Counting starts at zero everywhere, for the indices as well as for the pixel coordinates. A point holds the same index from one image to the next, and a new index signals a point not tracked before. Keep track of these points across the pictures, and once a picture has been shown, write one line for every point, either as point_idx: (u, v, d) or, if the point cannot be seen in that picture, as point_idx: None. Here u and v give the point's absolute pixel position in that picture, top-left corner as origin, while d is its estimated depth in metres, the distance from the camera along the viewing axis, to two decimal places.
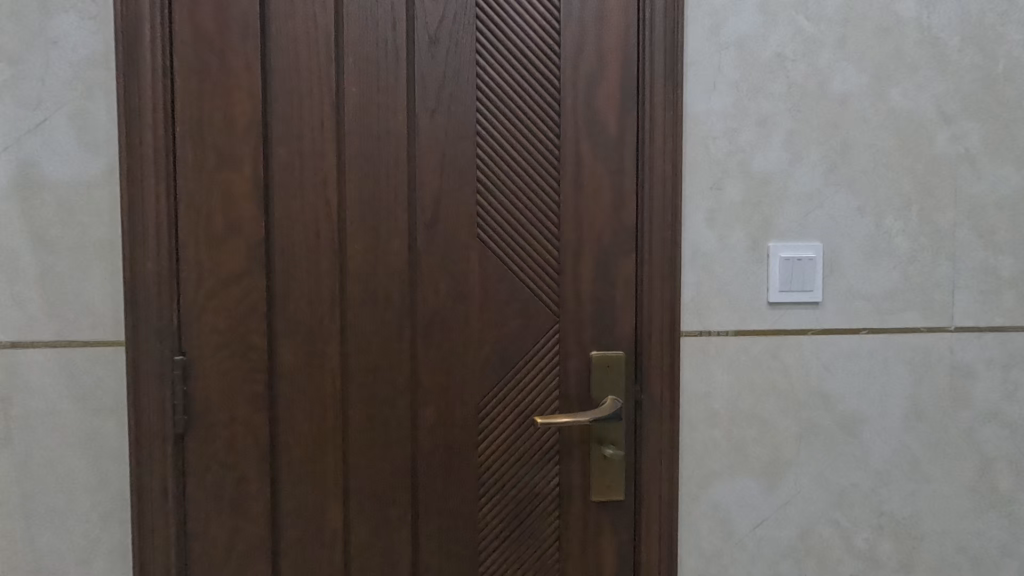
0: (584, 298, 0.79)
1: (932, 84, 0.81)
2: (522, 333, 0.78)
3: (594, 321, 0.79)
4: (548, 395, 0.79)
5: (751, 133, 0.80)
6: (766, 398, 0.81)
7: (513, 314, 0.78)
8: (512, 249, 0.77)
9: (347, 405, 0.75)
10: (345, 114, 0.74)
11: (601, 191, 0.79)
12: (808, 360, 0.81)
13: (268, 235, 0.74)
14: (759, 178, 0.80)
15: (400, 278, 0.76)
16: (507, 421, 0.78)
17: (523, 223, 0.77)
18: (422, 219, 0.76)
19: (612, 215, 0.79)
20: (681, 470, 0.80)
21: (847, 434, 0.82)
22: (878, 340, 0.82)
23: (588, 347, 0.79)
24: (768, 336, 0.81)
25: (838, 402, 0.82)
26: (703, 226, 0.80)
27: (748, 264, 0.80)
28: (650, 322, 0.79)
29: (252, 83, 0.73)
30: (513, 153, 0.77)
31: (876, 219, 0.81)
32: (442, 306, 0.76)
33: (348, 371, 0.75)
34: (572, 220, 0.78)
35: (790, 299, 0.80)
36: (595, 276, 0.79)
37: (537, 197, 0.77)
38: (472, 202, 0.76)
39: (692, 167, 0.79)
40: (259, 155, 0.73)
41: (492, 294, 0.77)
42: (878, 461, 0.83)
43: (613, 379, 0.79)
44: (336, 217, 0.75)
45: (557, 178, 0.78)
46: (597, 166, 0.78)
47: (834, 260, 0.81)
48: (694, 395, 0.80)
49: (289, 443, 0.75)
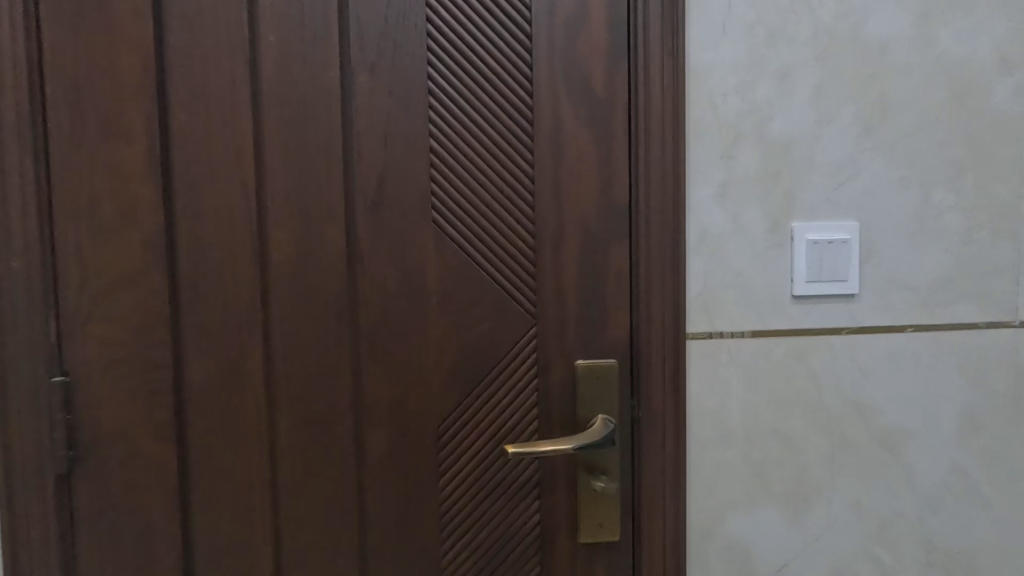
0: (566, 294, 0.64)
1: (989, 26, 0.66)
2: (492, 339, 0.63)
3: (580, 323, 0.65)
4: (525, 414, 0.64)
5: (770, 88, 0.65)
6: (791, 412, 0.67)
7: (480, 317, 0.63)
8: (477, 237, 0.63)
9: (275, 433, 0.61)
10: (263, 70, 0.59)
11: (585, 163, 0.64)
12: (842, 365, 0.67)
13: (169, 224, 0.59)
14: (779, 144, 0.65)
15: (339, 275, 0.61)
16: (475, 448, 0.63)
17: (490, 204, 0.63)
18: (364, 200, 0.61)
19: (600, 191, 0.64)
20: (689, 501, 0.66)
21: (890, 453, 0.68)
22: (926, 339, 0.68)
23: (573, 355, 0.65)
24: (792, 336, 0.66)
25: (878, 414, 0.67)
26: (711, 203, 0.65)
27: (768, 250, 0.66)
28: (648, 324, 0.65)
29: (145, 33, 0.58)
30: (476, 117, 0.62)
31: (924, 191, 0.66)
32: (391, 309, 0.62)
33: (276, 391, 0.61)
34: (550, 199, 0.63)
35: (820, 291, 0.66)
36: (580, 267, 0.64)
37: (506, 171, 0.63)
38: (426, 180, 0.62)
39: (697, 131, 0.64)
40: (157, 124, 0.58)
41: (453, 293, 0.63)
42: (927, 484, 0.68)
43: (604, 393, 0.65)
44: (255, 202, 0.60)
45: (531, 149, 0.63)
46: (580, 132, 0.64)
47: (872, 243, 0.66)
48: (703, 411, 0.66)
49: (203, 481, 0.60)
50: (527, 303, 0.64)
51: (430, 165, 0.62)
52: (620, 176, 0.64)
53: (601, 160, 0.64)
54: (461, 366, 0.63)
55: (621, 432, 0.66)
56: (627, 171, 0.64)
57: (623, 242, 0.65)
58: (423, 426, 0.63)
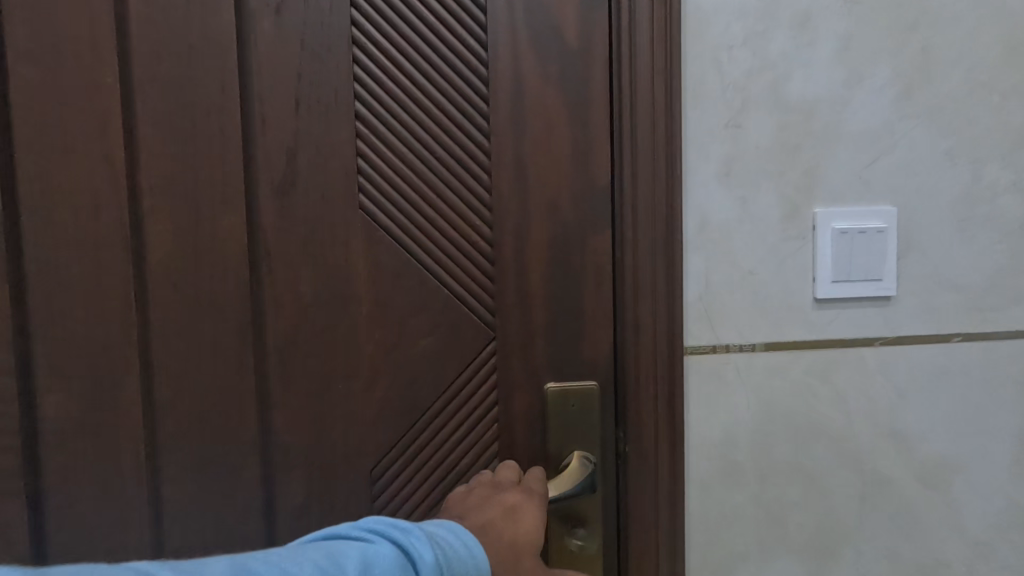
0: (532, 299, 0.51)
1: None
2: (440, 358, 0.50)
3: (551, 335, 0.52)
4: (484, 450, 0.51)
5: (785, 40, 0.52)
6: (812, 443, 0.54)
7: (425, 330, 0.50)
8: (417, 227, 0.49)
9: (160, 481, 0.48)
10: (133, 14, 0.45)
11: (555, 134, 0.51)
12: (873, 384, 0.54)
13: (10, 214, 0.45)
14: (797, 111, 0.52)
15: (239, 278, 0.48)
16: (422, 495, 0.51)
17: (435, 187, 0.49)
18: (270, 182, 0.48)
19: (574, 169, 0.51)
20: (688, 553, 0.54)
21: (933, 491, 0.55)
22: (977, 350, 0.55)
23: (542, 375, 0.52)
24: (814, 349, 0.54)
25: (918, 443, 0.55)
26: (713, 184, 0.52)
27: (785, 243, 0.53)
28: (635, 335, 0.52)
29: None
30: (414, 75, 0.48)
31: (974, 168, 0.54)
32: (310, 321, 0.49)
33: (163, 428, 0.48)
34: (511, 179, 0.50)
35: (849, 293, 0.53)
36: (550, 266, 0.51)
37: (455, 145, 0.49)
38: (352, 155, 0.48)
39: (695, 94, 0.51)
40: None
41: (391, 299, 0.49)
42: (977, 527, 0.56)
43: (580, 424, 0.52)
44: (129, 186, 0.46)
45: (486, 116, 0.50)
46: (547, 95, 0.50)
47: (912, 233, 0.53)
48: (704, 442, 0.53)
49: (65, 547, 0.47)
50: (484, 312, 0.51)
51: (357, 136, 0.48)
52: (600, 151, 0.51)
53: (575, 131, 0.51)
54: (401, 392, 0.50)
55: (603, 471, 0.53)
56: (608, 145, 0.51)
57: (603, 233, 0.52)
58: (354, 469, 0.50)
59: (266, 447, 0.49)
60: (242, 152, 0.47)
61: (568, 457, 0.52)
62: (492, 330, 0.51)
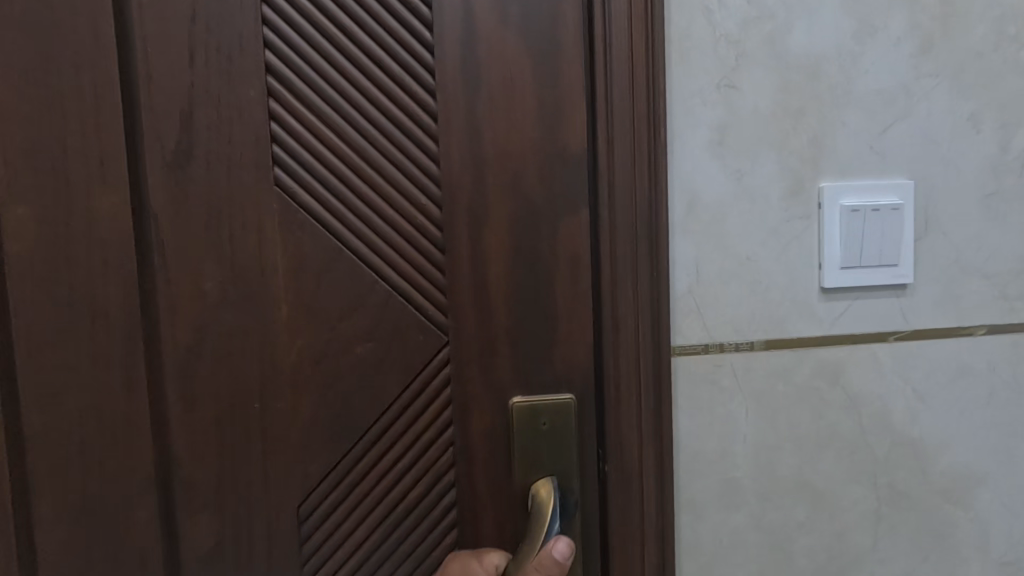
0: (490, 294, 0.43)
1: None
2: (381, 360, 0.44)
3: (516, 335, 0.44)
4: (437, 470, 0.44)
5: None
6: (821, 455, 0.47)
7: (362, 329, 0.43)
8: (345, 207, 0.43)
9: (63, 507, 0.42)
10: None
11: (516, 98, 0.43)
12: (888, 386, 0.47)
13: None
14: (801, 69, 0.44)
15: (151, 276, 0.42)
16: (364, 522, 0.44)
17: (365, 158, 0.42)
18: (180, 163, 0.42)
19: (540, 140, 0.43)
20: None
21: (956, 507, 0.48)
22: (1004, 345, 0.48)
23: (502, 383, 0.44)
24: (822, 348, 0.46)
25: (939, 452, 0.48)
26: (704, 155, 0.44)
27: (787, 224, 0.45)
28: (614, 335, 0.44)
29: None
30: (338, 25, 0.41)
31: (1002, 136, 0.47)
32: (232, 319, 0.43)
33: (63, 448, 0.42)
34: (461, 152, 0.43)
35: (862, 282, 0.46)
36: (513, 254, 0.44)
37: (390, 110, 0.42)
38: (264, 119, 0.41)
39: (682, 48, 0.43)
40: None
41: (322, 294, 0.43)
42: (1005, 547, 0.49)
43: (552, 447, 0.44)
44: (19, 166, 0.40)
45: (430, 76, 0.42)
46: (506, 51, 0.42)
47: (931, 211, 0.46)
48: (697, 459, 0.46)
49: None
50: (431, 306, 0.44)
51: (271, 96, 0.41)
52: (569, 117, 0.43)
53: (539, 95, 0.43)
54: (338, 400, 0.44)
55: (580, 501, 0.45)
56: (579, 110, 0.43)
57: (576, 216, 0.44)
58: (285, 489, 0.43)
59: (185, 465, 0.43)
60: (148, 126, 0.41)
61: (535, 485, 0.44)
62: (442, 328, 0.44)
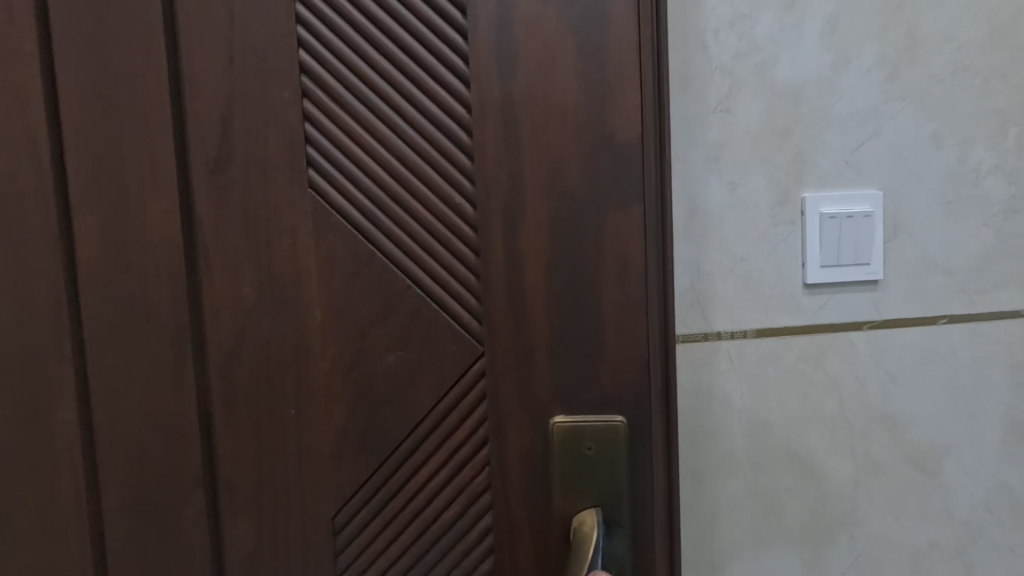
0: (521, 295, 0.48)
1: None
2: (408, 368, 0.49)
3: (548, 336, 0.48)
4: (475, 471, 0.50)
5: (772, 22, 0.51)
6: (805, 430, 0.54)
7: (395, 338, 0.49)
8: (372, 204, 0.48)
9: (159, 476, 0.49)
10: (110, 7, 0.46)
11: (550, 115, 0.47)
12: (863, 369, 0.54)
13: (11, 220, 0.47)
14: (787, 94, 0.52)
15: (228, 276, 0.48)
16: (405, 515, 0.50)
17: (389, 160, 0.48)
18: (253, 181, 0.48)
19: (575, 152, 0.47)
20: (684, 544, 0.53)
21: (925, 474, 0.56)
22: (964, 332, 0.55)
23: (537, 375, 0.49)
24: (805, 335, 0.53)
25: (909, 426, 0.55)
26: (703, 169, 0.51)
27: (775, 228, 0.52)
28: (636, 340, 0.48)
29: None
30: (369, 43, 0.47)
31: (959, 151, 0.54)
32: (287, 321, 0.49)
33: (160, 425, 0.49)
34: (493, 164, 0.48)
35: (839, 278, 0.53)
36: (547, 259, 0.48)
37: (416, 121, 0.47)
38: (299, 119, 0.47)
39: (683, 80, 0.51)
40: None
41: (361, 295, 0.48)
42: (967, 508, 0.57)
43: (595, 465, 0.49)
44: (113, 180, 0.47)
45: (461, 98, 0.47)
46: (544, 69, 0.47)
47: (899, 216, 0.53)
48: (698, 433, 0.53)
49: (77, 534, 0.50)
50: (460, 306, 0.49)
51: (304, 96, 0.47)
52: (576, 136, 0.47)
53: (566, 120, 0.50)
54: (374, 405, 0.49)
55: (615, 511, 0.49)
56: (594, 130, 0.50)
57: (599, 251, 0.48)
58: (340, 472, 0.49)
59: (244, 439, 0.49)
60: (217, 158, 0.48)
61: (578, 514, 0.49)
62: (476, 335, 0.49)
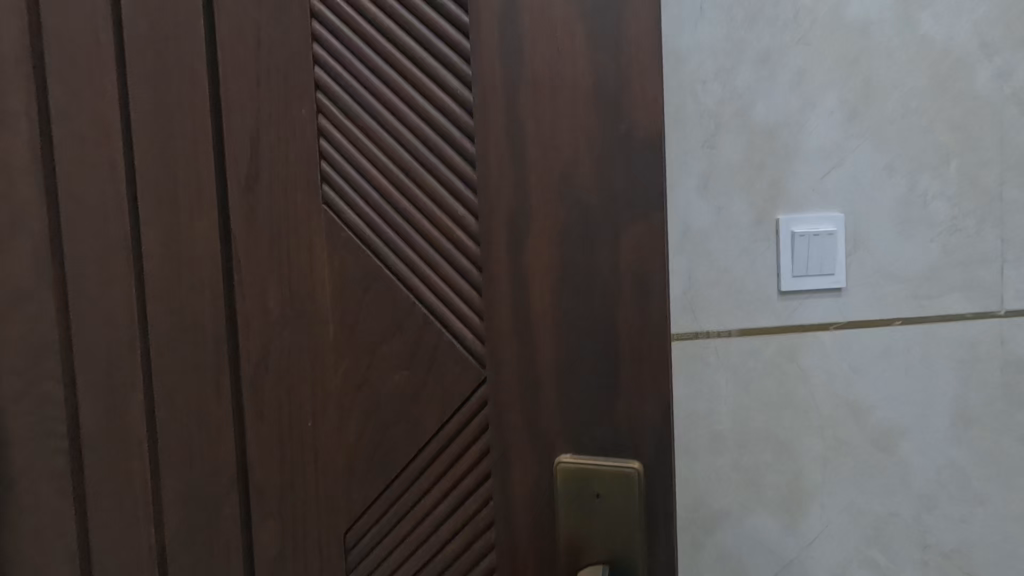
0: (524, 307, 0.50)
1: (971, 7, 0.65)
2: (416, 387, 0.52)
3: (551, 350, 0.49)
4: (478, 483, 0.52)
5: (750, 73, 0.62)
6: (782, 415, 0.64)
7: (402, 358, 0.52)
8: (383, 216, 0.52)
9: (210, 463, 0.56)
10: (183, 52, 0.54)
11: (552, 128, 0.48)
12: (830, 363, 0.64)
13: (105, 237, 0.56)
14: (762, 133, 0.62)
15: (263, 287, 0.54)
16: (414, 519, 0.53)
17: (392, 178, 0.52)
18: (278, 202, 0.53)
19: (577, 164, 0.48)
20: (680, 510, 0.63)
21: (885, 452, 0.65)
22: (916, 332, 0.65)
23: (538, 386, 0.50)
24: (781, 335, 0.63)
25: (870, 412, 0.65)
26: (693, 195, 0.62)
27: (754, 245, 0.62)
28: (639, 356, 0.48)
29: (81, 22, 0.55)
30: (379, 72, 0.51)
31: (910, 179, 0.64)
32: (318, 335, 0.54)
33: (209, 417, 0.56)
34: (497, 178, 0.49)
35: (808, 287, 0.63)
36: (551, 273, 0.49)
37: (421, 140, 0.51)
38: (315, 136, 0.53)
39: (676, 121, 0.61)
40: (93, 119, 0.55)
41: (375, 310, 0.53)
42: (922, 482, 0.66)
43: (603, 509, 0.49)
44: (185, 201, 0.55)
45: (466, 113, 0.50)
46: (546, 82, 0.48)
47: (858, 234, 0.64)
48: (691, 415, 0.63)
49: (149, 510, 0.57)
50: (459, 322, 0.51)
51: (319, 113, 0.52)
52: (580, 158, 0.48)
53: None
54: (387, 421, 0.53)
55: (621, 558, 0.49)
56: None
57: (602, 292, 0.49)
58: (366, 481, 0.54)
59: (274, 437, 0.55)
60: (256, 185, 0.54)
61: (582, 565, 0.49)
62: (474, 354, 0.51)
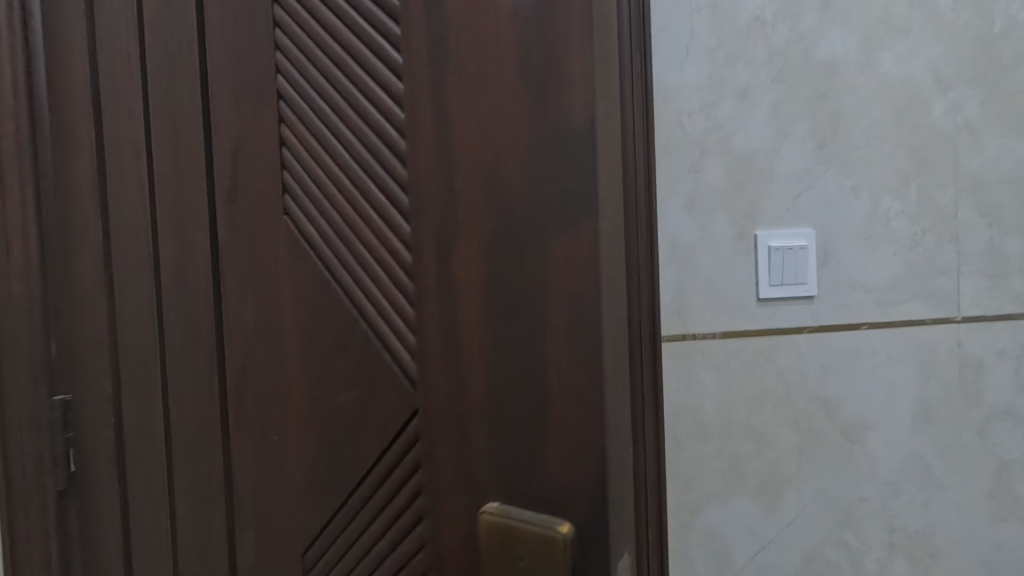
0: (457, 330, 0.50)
1: (926, 48, 0.73)
2: (364, 406, 0.55)
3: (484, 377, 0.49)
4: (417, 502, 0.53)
5: (731, 107, 0.70)
6: (761, 409, 0.72)
7: (353, 370, 0.55)
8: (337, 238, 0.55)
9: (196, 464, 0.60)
10: (187, 82, 0.58)
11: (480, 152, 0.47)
12: (804, 362, 0.72)
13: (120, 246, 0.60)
14: (743, 160, 0.70)
15: (238, 299, 0.58)
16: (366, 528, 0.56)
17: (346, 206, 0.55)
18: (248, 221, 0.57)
19: (507, 185, 0.47)
20: (669, 494, 0.71)
21: (854, 443, 0.73)
22: (880, 336, 0.73)
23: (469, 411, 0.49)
24: (760, 337, 0.71)
25: (841, 407, 0.73)
26: (681, 214, 0.70)
27: (735, 258, 0.71)
28: (568, 387, 0.46)
29: (116, 46, 0.59)
30: (334, 106, 0.54)
31: (873, 200, 0.72)
32: (279, 348, 0.57)
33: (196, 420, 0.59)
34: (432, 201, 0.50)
35: (783, 294, 0.71)
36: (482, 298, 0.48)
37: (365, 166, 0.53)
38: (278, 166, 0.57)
39: (665, 149, 0.70)
40: (134, 135, 0.59)
41: (330, 326, 0.56)
42: (887, 471, 0.74)
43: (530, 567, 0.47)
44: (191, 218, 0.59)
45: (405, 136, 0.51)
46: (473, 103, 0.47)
47: (828, 248, 0.72)
48: (679, 408, 0.71)
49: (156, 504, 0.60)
50: (398, 343, 0.53)
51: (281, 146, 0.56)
52: (512, 169, 0.46)
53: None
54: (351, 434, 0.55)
55: None
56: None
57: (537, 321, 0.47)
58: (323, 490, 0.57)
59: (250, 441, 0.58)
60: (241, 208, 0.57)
61: None
62: (409, 376, 0.53)
